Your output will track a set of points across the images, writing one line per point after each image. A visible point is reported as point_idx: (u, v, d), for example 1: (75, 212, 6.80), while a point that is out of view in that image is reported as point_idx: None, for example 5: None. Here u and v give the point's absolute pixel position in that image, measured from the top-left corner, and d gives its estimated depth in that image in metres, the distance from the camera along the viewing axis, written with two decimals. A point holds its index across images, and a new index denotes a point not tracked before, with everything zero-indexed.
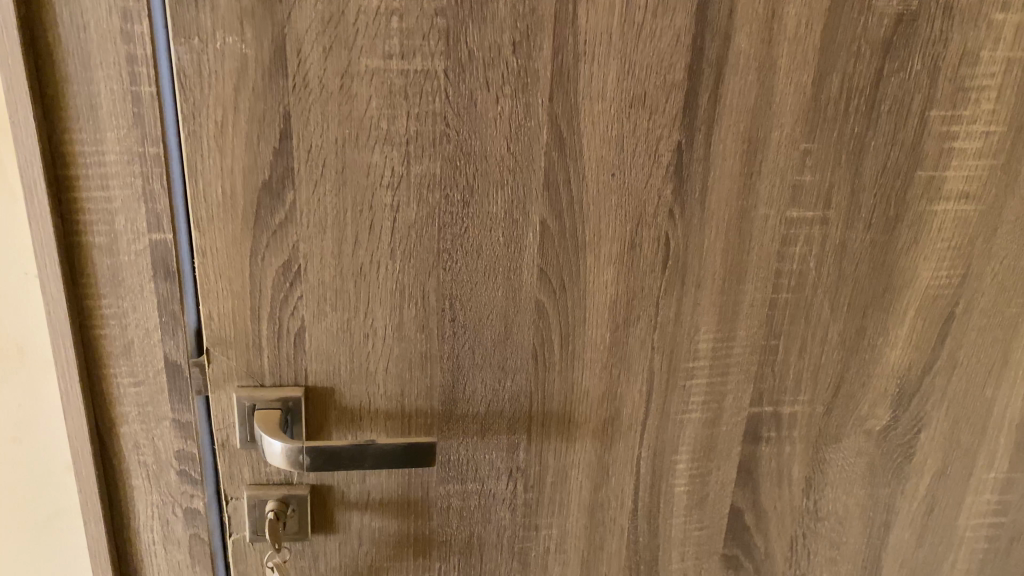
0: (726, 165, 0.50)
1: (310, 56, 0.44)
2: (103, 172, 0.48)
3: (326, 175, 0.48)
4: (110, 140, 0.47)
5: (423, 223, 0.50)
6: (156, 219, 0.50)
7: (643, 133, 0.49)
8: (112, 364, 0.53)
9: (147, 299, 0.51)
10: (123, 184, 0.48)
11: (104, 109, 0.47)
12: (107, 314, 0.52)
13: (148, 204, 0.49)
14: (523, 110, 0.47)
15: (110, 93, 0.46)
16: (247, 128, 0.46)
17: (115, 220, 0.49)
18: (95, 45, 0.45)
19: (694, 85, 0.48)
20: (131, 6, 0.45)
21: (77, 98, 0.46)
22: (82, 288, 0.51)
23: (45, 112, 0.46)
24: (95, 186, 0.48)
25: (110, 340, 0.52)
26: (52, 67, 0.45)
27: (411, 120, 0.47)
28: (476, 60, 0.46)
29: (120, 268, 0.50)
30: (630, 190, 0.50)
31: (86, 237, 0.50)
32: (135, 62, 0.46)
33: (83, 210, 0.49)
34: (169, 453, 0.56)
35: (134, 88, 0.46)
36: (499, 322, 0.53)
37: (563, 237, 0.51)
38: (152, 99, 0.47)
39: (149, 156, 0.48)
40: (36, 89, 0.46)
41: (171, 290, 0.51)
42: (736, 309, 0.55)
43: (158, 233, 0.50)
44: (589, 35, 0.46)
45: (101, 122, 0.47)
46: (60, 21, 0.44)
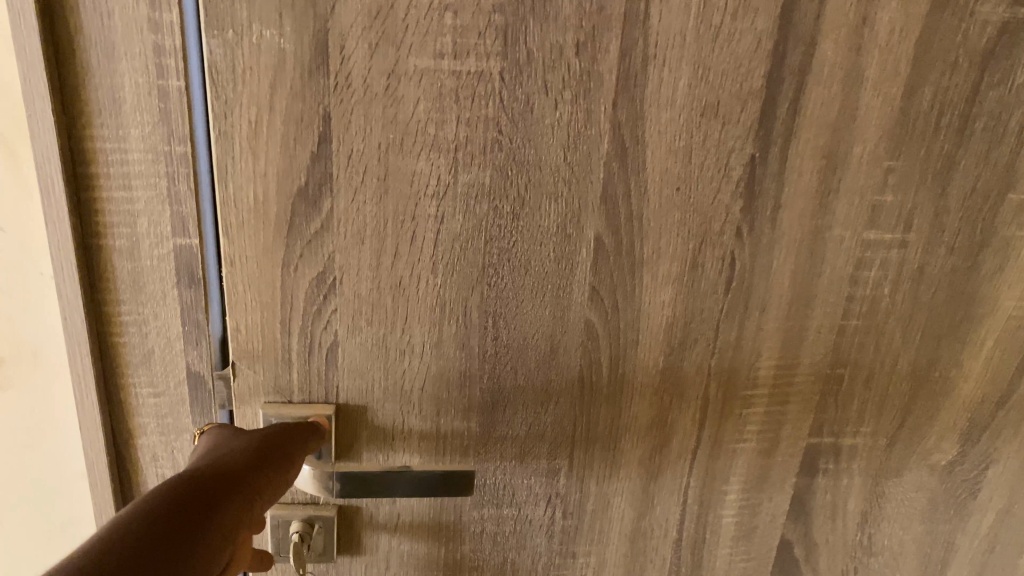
0: (801, 182, 0.46)
1: (355, 53, 0.41)
2: (124, 172, 0.44)
3: (367, 182, 0.44)
4: (134, 137, 0.43)
5: (469, 236, 0.46)
6: (182, 223, 0.46)
7: (713, 145, 0.45)
8: (130, 375, 0.50)
9: (170, 307, 0.48)
10: (146, 185, 0.45)
11: (128, 103, 0.43)
12: (126, 322, 0.48)
13: (173, 207, 0.45)
14: (584, 117, 0.43)
15: (134, 87, 0.42)
16: (283, 129, 0.42)
17: (137, 223, 0.46)
18: (120, 34, 0.41)
19: (772, 95, 0.44)
20: None
21: (99, 92, 0.42)
22: (101, 295, 0.47)
23: (63, 105, 0.43)
24: (116, 187, 0.44)
25: (129, 348, 0.49)
26: (72, 57, 0.41)
27: (461, 125, 0.43)
28: (535, 62, 0.42)
29: (142, 274, 0.47)
30: (695, 206, 0.46)
31: (106, 240, 0.46)
32: (163, 53, 0.42)
33: (104, 211, 0.45)
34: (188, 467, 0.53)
35: (161, 82, 0.42)
36: (545, 343, 0.49)
37: (620, 255, 0.47)
38: (180, 94, 0.43)
39: (174, 155, 0.44)
40: (54, 81, 0.42)
41: (196, 296, 0.48)
42: (801, 334, 0.51)
43: (183, 237, 0.46)
44: (661, 36, 0.42)
45: (124, 118, 0.43)
46: (82, 8, 0.41)
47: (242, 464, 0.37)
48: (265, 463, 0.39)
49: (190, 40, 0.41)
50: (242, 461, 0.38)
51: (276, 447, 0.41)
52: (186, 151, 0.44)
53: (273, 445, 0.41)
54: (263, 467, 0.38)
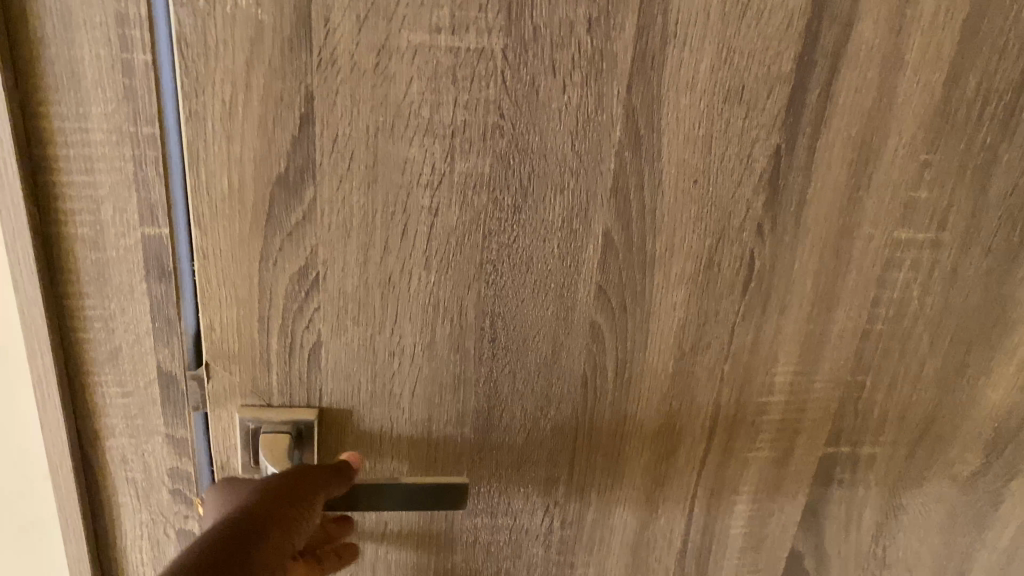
0: (830, 176, 0.42)
1: (341, 26, 0.36)
2: (86, 154, 0.40)
3: (354, 169, 0.40)
4: (96, 116, 0.39)
5: (466, 230, 0.42)
6: (150, 210, 0.41)
7: (736, 134, 0.41)
8: (96, 374, 0.45)
9: (139, 301, 0.43)
10: (111, 169, 0.40)
11: (89, 77, 0.38)
12: (91, 316, 0.43)
13: (141, 193, 0.41)
14: (594, 101, 0.39)
15: (96, 60, 0.38)
16: (261, 110, 0.38)
17: (101, 211, 0.41)
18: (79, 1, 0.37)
19: (803, 80, 0.40)
20: None
21: (56, 64, 0.38)
22: (62, 288, 0.43)
23: (16, 79, 0.38)
24: (77, 170, 0.40)
25: (94, 345, 0.44)
26: (25, 23, 0.37)
27: (459, 108, 0.39)
28: (542, 39, 0.38)
29: (107, 265, 0.42)
30: (713, 200, 0.42)
31: (67, 229, 0.41)
32: (127, 23, 0.37)
33: (64, 197, 0.41)
34: (161, 471, 0.48)
35: (127, 54, 0.38)
36: (546, 345, 0.46)
37: (630, 251, 0.43)
38: (146, 69, 0.38)
39: (141, 136, 0.40)
40: (6, 50, 0.37)
41: (167, 290, 0.43)
42: (822, 338, 0.47)
43: (152, 227, 0.42)
44: (682, 13, 0.37)
45: (85, 94, 0.38)
46: None
47: (253, 535, 0.35)
48: (294, 508, 0.38)
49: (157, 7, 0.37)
50: (265, 515, 0.36)
51: (308, 486, 0.40)
52: (155, 132, 0.39)
53: (303, 488, 0.40)
54: (288, 515, 0.37)
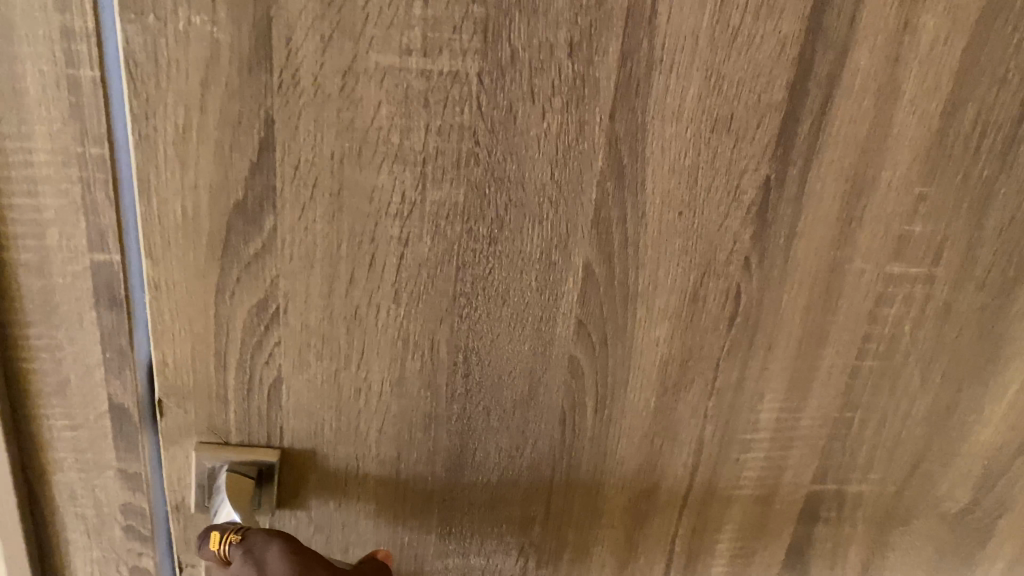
0: (821, 208, 0.40)
1: (304, 46, 0.34)
2: (31, 176, 0.37)
3: (318, 198, 0.37)
4: (41, 137, 0.36)
5: (438, 261, 0.39)
6: (100, 236, 0.39)
7: (724, 164, 0.38)
8: (42, 406, 0.42)
9: (88, 331, 0.41)
10: (57, 192, 0.37)
11: (31, 95, 0.35)
12: (37, 346, 0.41)
13: (88, 217, 0.38)
14: (575, 129, 0.37)
15: (39, 77, 0.35)
16: (217, 134, 0.35)
17: (46, 236, 0.38)
18: (19, 13, 0.34)
19: (795, 110, 0.38)
20: None
21: None
22: (4, 317, 0.40)
23: None
24: (20, 193, 0.37)
25: (40, 376, 0.42)
26: None
27: (432, 134, 0.36)
28: (520, 63, 0.35)
29: (54, 292, 0.40)
30: (699, 233, 0.40)
31: (10, 255, 0.39)
32: (73, 38, 0.34)
33: (5, 221, 0.38)
34: (113, 506, 0.46)
35: (72, 71, 0.35)
36: (522, 381, 0.43)
37: (611, 285, 0.41)
38: (94, 86, 0.35)
39: (89, 158, 0.37)
40: None
41: (118, 320, 0.41)
42: (811, 375, 0.45)
43: (102, 253, 0.39)
44: (669, 37, 0.35)
45: (28, 113, 0.36)
46: None
47: None
48: None
49: (105, 21, 0.34)
50: None
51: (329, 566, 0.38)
52: (104, 153, 0.37)
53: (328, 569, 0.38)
54: None
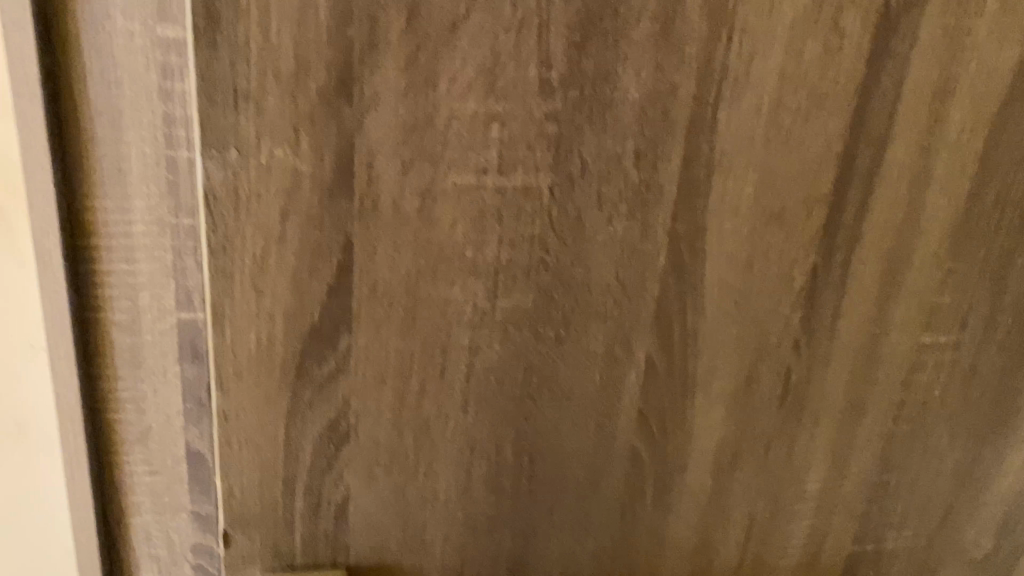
0: (862, 288, 0.42)
1: (384, 171, 0.34)
2: (128, 246, 0.43)
3: (392, 315, 0.37)
4: (139, 210, 0.42)
5: (506, 366, 0.39)
6: (186, 299, 0.44)
7: (776, 254, 0.40)
8: (125, 452, 0.47)
9: (171, 384, 0.46)
10: (150, 259, 0.43)
11: (134, 174, 0.41)
12: (124, 398, 0.46)
13: (177, 278, 0.44)
14: (640, 232, 0.38)
15: (142, 158, 0.41)
16: (295, 262, 0.35)
17: (138, 298, 0.44)
18: (128, 106, 0.40)
19: (840, 201, 0.40)
20: (171, 61, 0.40)
21: (105, 163, 0.41)
22: (97, 371, 0.45)
23: (68, 178, 0.41)
24: (118, 260, 0.43)
25: (125, 425, 0.47)
26: (78, 126, 0.40)
27: (504, 246, 0.37)
28: (590, 174, 0.36)
29: (142, 351, 0.45)
30: (753, 319, 0.41)
31: (105, 316, 0.44)
32: (173, 124, 0.41)
33: (103, 284, 0.43)
34: (184, 546, 0.50)
35: (171, 153, 0.41)
36: (585, 475, 0.43)
37: (671, 375, 0.42)
38: (188, 165, 0.42)
39: (181, 229, 0.43)
40: (58, 148, 0.40)
41: (198, 373, 0.46)
42: (851, 443, 0.47)
43: (187, 313, 0.44)
44: (728, 142, 0.37)
45: (130, 189, 0.42)
46: (88, 77, 0.40)
47: None
48: None
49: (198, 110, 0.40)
50: None
51: None
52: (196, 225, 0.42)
53: None
54: None
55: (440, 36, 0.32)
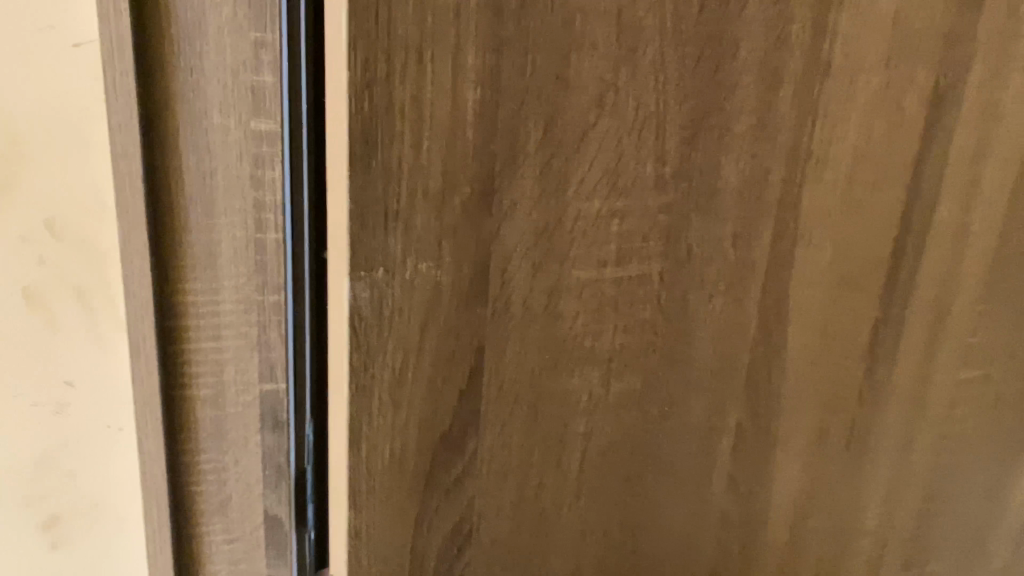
0: (914, 336, 0.46)
1: (517, 275, 0.34)
2: (217, 323, 0.49)
3: (516, 413, 0.37)
4: (228, 291, 0.48)
5: (617, 447, 0.40)
6: (270, 370, 0.50)
7: (847, 313, 0.43)
8: (204, 514, 0.53)
9: (252, 450, 0.51)
10: (237, 333, 0.49)
11: (224, 257, 0.48)
12: (205, 463, 0.52)
13: (262, 353, 0.50)
14: (735, 306, 0.40)
15: (233, 241, 0.47)
16: (430, 372, 0.34)
17: (223, 372, 0.50)
18: (221, 195, 0.46)
19: (899, 258, 0.43)
20: (262, 153, 0.45)
21: (195, 247, 0.47)
22: (180, 439, 0.51)
23: (162, 263, 0.48)
24: (207, 337, 0.49)
25: (205, 488, 0.52)
26: (172, 215, 0.47)
27: (618, 333, 0.38)
28: (695, 258, 0.38)
29: (225, 420, 0.51)
30: (826, 376, 0.44)
31: (192, 389, 0.50)
32: (264, 209, 0.46)
33: (193, 363, 0.50)
34: None
35: (261, 235, 0.47)
36: (681, 543, 0.44)
37: (757, 437, 0.44)
38: (276, 246, 0.47)
39: (268, 303, 0.48)
40: (154, 236, 0.47)
41: (277, 441, 0.51)
42: (902, 478, 0.50)
43: (270, 383, 0.50)
44: (811, 216, 0.40)
45: (220, 272, 0.48)
46: (183, 167, 0.46)
47: None
48: None
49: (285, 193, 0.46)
50: None
51: None
52: (281, 298, 0.48)
53: None
54: None
55: (572, 143, 0.33)
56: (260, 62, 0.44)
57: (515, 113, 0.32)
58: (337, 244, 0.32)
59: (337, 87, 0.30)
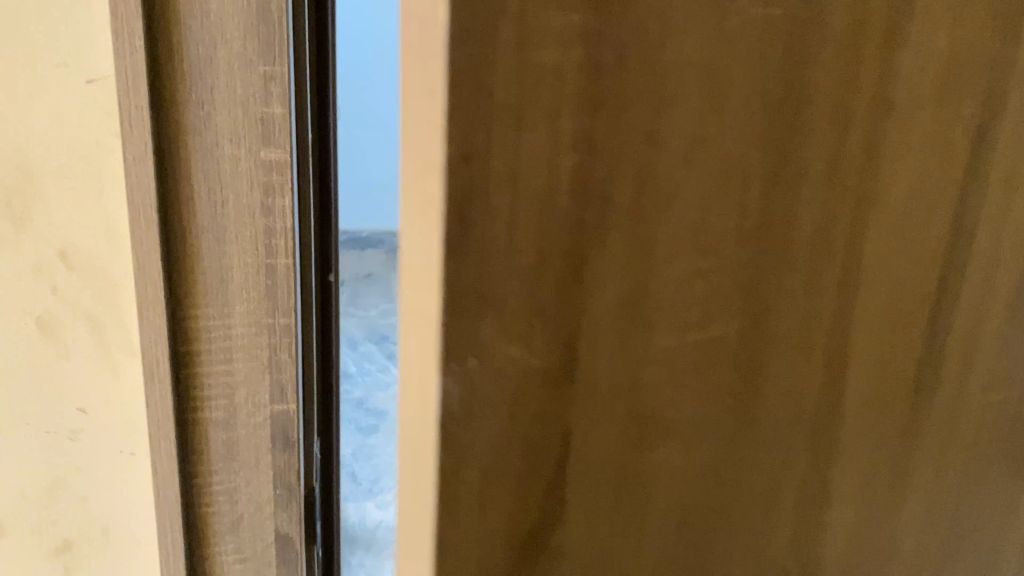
0: (1006, 362, 0.42)
1: (598, 349, 0.30)
2: (228, 348, 0.54)
3: (603, 502, 0.32)
4: (239, 314, 0.53)
5: (704, 524, 0.36)
6: (280, 391, 0.55)
7: (933, 349, 0.39)
8: (216, 531, 0.58)
9: (262, 469, 0.57)
10: (247, 357, 0.54)
11: (234, 282, 0.52)
12: (217, 486, 0.56)
13: (272, 376, 0.55)
14: (821, 352, 0.36)
15: (243, 267, 0.52)
16: (514, 469, 0.30)
17: (234, 395, 0.55)
18: (231, 222, 0.51)
19: (987, 283, 0.39)
20: (271, 181, 0.50)
21: (206, 274, 0.52)
22: (193, 463, 0.56)
23: (174, 292, 0.52)
24: (220, 362, 0.54)
25: (217, 510, 0.57)
26: (184, 243, 0.51)
27: (699, 399, 0.33)
28: (781, 309, 0.34)
29: (236, 442, 0.56)
30: (913, 416, 0.40)
31: (204, 413, 0.55)
32: (273, 235, 0.51)
33: (204, 387, 0.54)
34: None
35: (270, 259, 0.52)
36: None
37: (853, 493, 0.39)
38: (285, 270, 0.52)
39: (277, 326, 0.54)
40: (166, 265, 0.51)
41: (286, 457, 0.57)
42: (1007, 521, 0.45)
43: (281, 405, 0.56)
44: (897, 247, 0.36)
45: (230, 298, 0.52)
46: (196, 195, 0.50)
47: None
48: None
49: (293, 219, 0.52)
50: None
51: None
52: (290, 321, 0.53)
53: None
54: None
55: (651, 199, 0.29)
56: (269, 93, 0.49)
57: (607, 184, 0.28)
58: (419, 336, 0.28)
59: (427, 163, 0.26)
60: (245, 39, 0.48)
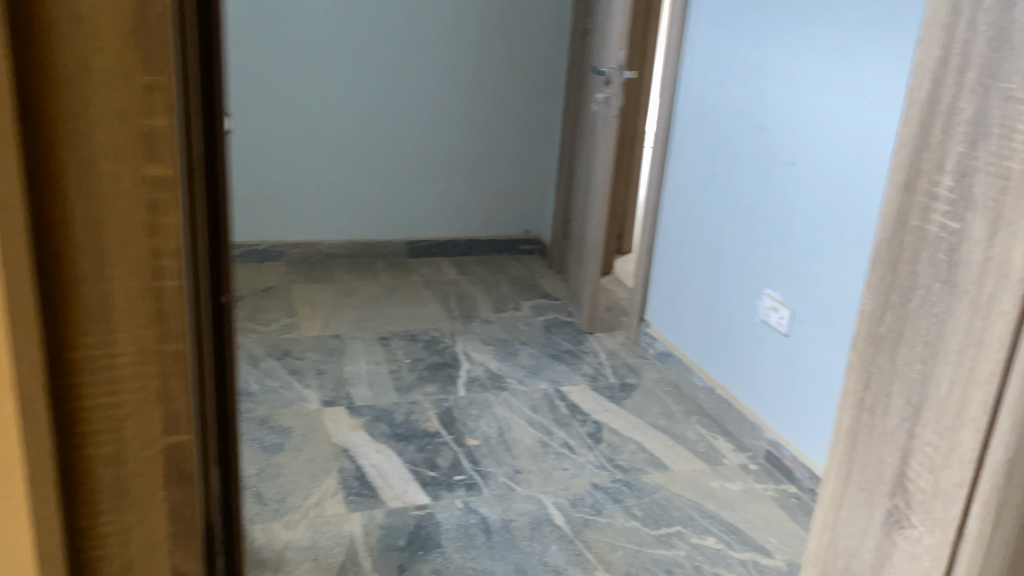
0: None
1: None
2: (113, 381, 0.51)
3: None
4: (127, 344, 0.50)
5: None
6: (171, 423, 0.54)
7: None
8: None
9: (154, 504, 0.55)
10: (134, 387, 0.52)
11: (118, 309, 0.49)
12: (107, 528, 0.54)
13: (163, 407, 0.53)
14: None
15: (129, 293, 0.49)
16: None
17: (122, 432, 0.52)
18: (116, 246, 0.48)
19: None
20: (158, 198, 0.48)
21: (89, 303, 0.48)
22: (78, 508, 0.52)
23: (49, 327, 0.48)
24: (104, 397, 0.51)
25: (108, 553, 0.55)
26: (57, 270, 0.47)
27: None
28: None
29: (126, 482, 0.53)
30: None
31: (87, 455, 0.51)
32: (162, 257, 0.50)
33: (87, 427, 0.51)
34: None
35: (159, 283, 0.50)
36: None
37: None
38: (175, 292, 0.51)
39: (167, 352, 0.52)
40: (41, 300, 0.47)
41: (180, 489, 0.56)
42: None
43: (172, 435, 0.54)
44: None
45: (115, 327, 0.50)
46: (73, 217, 0.46)
47: None
48: None
49: (182, 240, 0.51)
50: None
51: None
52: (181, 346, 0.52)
53: None
54: None
55: None
56: (153, 106, 0.47)
57: None
58: None
59: None
60: (123, 60, 0.45)
